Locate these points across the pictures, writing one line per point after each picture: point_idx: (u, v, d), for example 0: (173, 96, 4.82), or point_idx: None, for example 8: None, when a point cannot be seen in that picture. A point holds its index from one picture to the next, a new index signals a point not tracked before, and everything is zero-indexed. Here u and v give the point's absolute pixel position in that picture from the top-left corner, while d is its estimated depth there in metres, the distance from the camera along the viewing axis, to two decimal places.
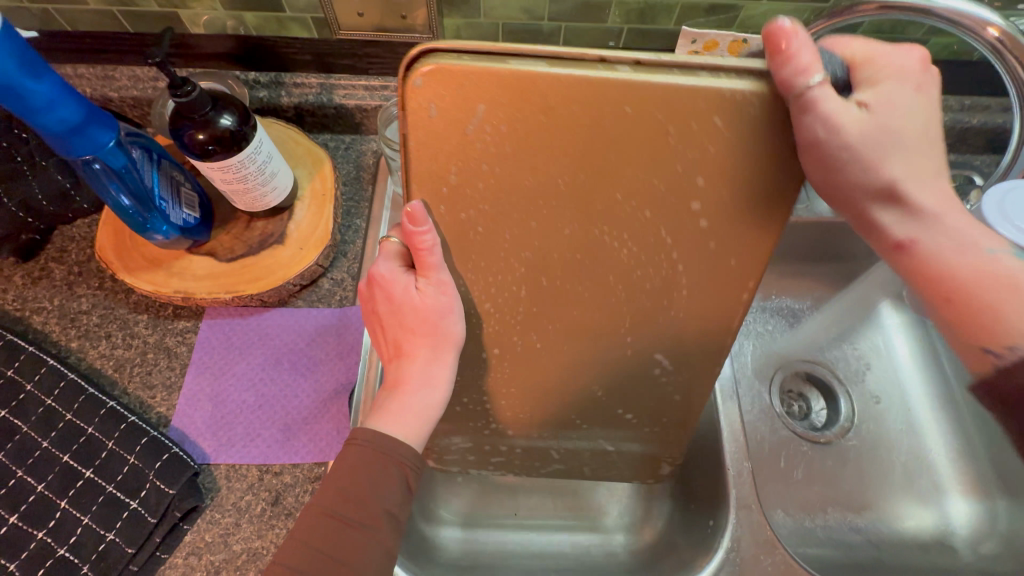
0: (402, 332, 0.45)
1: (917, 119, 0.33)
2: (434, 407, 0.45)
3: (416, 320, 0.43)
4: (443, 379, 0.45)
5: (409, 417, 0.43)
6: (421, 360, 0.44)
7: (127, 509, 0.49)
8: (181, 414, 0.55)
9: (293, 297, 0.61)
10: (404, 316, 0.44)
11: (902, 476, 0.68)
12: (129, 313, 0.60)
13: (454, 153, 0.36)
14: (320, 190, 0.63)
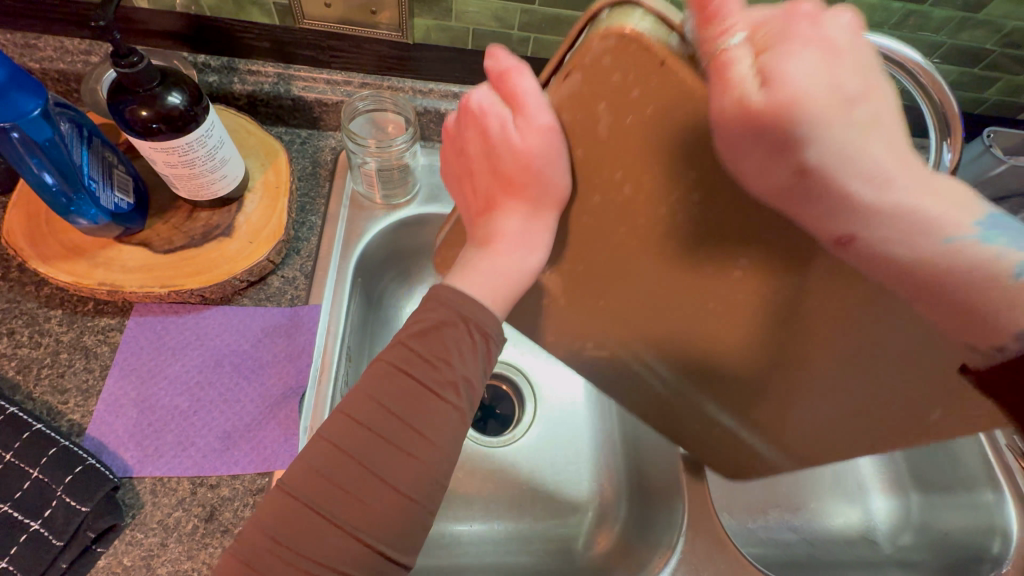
0: (500, 184, 0.38)
1: (824, 85, 0.24)
2: (524, 272, 0.40)
3: (516, 167, 0.36)
4: (540, 244, 0.39)
5: (489, 282, 0.39)
6: (508, 225, 0.39)
7: (26, 531, 0.42)
8: (98, 423, 0.49)
9: (238, 295, 0.57)
10: (500, 163, 0.37)
11: (834, 478, 0.73)
12: (40, 308, 0.53)
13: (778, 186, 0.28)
14: (273, 183, 0.59)
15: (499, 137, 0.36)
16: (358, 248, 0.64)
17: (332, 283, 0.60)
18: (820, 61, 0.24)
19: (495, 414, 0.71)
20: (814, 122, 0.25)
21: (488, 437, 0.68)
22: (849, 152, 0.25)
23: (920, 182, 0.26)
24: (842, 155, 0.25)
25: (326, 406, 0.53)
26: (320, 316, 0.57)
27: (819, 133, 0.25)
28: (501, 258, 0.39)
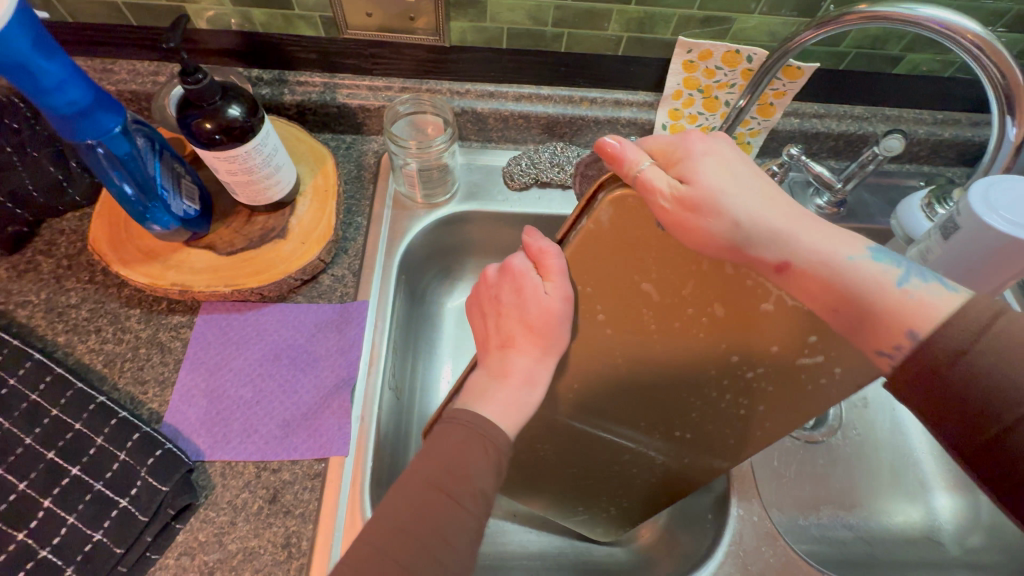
0: (516, 328, 0.45)
1: (758, 184, 0.35)
2: (528, 400, 0.44)
3: (537, 319, 0.43)
4: (539, 380, 0.44)
5: (506, 407, 0.43)
6: (517, 360, 0.44)
7: (116, 507, 0.47)
8: (173, 410, 0.53)
9: (292, 293, 0.61)
10: (523, 314, 0.44)
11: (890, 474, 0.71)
12: (121, 308, 0.58)
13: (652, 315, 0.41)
14: (322, 187, 0.63)
15: (531, 296, 0.44)
16: (402, 247, 0.66)
17: (378, 281, 0.63)
18: (734, 164, 0.36)
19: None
20: (769, 242, 0.35)
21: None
22: (838, 249, 0.34)
23: (829, 238, 0.35)
24: (719, 177, 0.35)
25: (375, 397, 0.56)
26: (367, 312, 0.60)
27: (750, 216, 0.35)
28: (510, 390, 0.43)
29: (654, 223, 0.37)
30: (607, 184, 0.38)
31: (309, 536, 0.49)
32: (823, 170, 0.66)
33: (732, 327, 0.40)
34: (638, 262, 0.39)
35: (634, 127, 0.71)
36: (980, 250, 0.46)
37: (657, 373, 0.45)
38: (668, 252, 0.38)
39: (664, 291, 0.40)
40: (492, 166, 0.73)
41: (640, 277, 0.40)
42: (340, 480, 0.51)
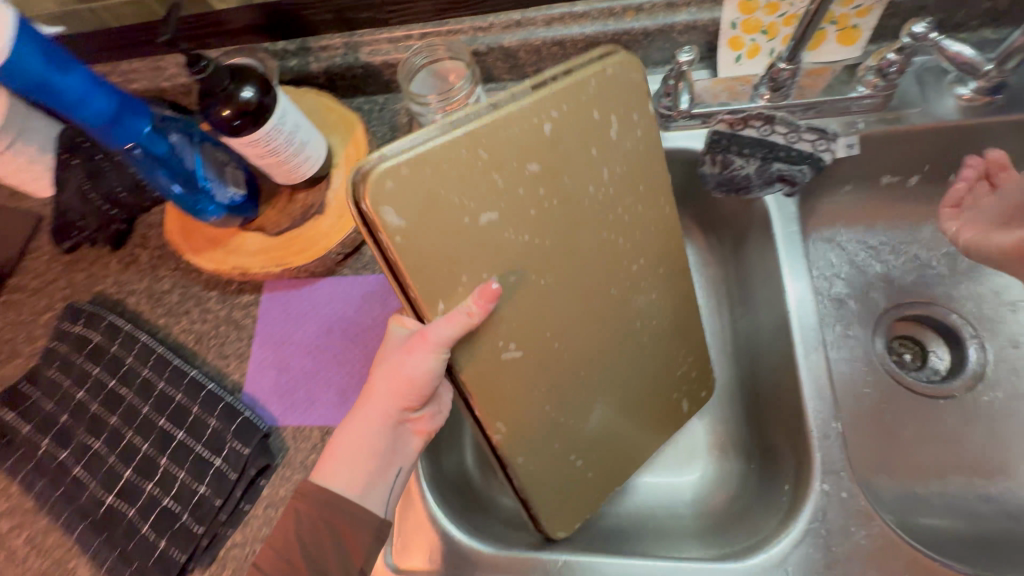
0: (382, 396, 0.49)
1: None
2: (367, 462, 0.49)
3: (399, 383, 0.48)
4: (355, 449, 0.49)
5: (342, 472, 0.49)
6: (367, 429, 0.50)
7: (213, 465, 0.54)
8: (250, 380, 0.59)
9: (339, 266, 0.62)
10: (387, 383, 0.48)
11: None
12: (202, 291, 0.65)
13: (538, 210, 0.44)
14: (354, 157, 0.62)
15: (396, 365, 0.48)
16: None
17: None
18: None
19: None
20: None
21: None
22: None
23: None
24: None
25: None
26: None
27: None
28: (336, 456, 0.49)
29: (431, 157, 0.40)
30: (370, 196, 0.39)
31: None
32: (964, 48, 0.49)
33: (553, 164, 0.44)
34: (448, 204, 0.41)
35: (696, 33, 0.59)
36: None
37: (597, 250, 0.48)
38: (487, 170, 0.42)
39: (492, 200, 0.43)
40: None
41: (473, 212, 0.42)
42: None
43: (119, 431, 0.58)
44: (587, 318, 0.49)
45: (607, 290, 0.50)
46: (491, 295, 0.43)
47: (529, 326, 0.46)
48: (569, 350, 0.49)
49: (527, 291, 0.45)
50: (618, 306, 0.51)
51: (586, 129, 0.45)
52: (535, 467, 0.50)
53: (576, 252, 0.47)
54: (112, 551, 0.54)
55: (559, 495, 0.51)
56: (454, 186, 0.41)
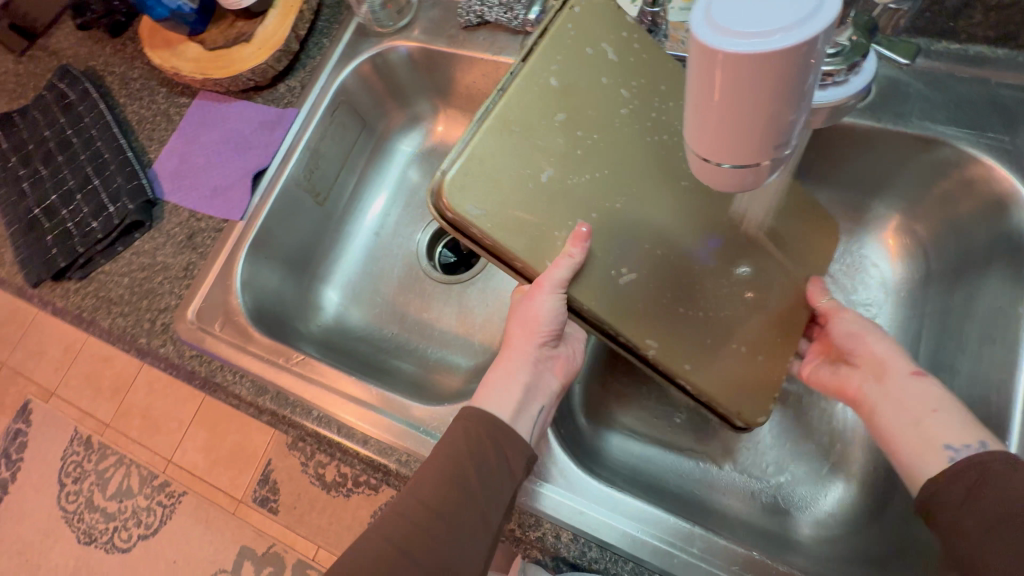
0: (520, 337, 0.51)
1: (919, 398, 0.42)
2: (510, 395, 0.48)
3: (528, 318, 0.48)
4: (507, 386, 0.49)
5: (493, 401, 0.48)
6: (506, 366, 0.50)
7: (106, 209, 0.69)
8: (159, 161, 0.73)
9: (255, 95, 0.73)
10: (520, 318, 0.50)
11: None
12: (157, 86, 0.78)
13: (576, 142, 0.47)
14: (290, 3, 0.71)
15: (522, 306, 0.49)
16: (344, 73, 0.71)
17: (314, 96, 0.71)
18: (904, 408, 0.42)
19: (467, 262, 0.78)
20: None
21: (445, 276, 0.76)
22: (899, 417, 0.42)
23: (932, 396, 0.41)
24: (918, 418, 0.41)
25: (278, 186, 0.68)
26: (296, 119, 0.70)
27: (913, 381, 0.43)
28: (496, 389, 0.49)
29: (480, 152, 0.46)
30: (453, 204, 0.45)
31: (200, 267, 0.65)
32: None
33: (550, 97, 0.48)
34: (521, 165, 0.46)
35: None
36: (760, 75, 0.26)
37: (632, 143, 0.48)
38: (585, 128, 0.48)
39: (544, 137, 0.47)
40: (454, 2, 0.70)
41: (533, 170, 0.46)
42: (231, 235, 0.66)
43: (60, 168, 0.74)
44: (638, 201, 0.47)
45: (653, 165, 0.48)
46: (583, 235, 0.45)
47: (614, 236, 0.46)
48: (633, 230, 0.47)
49: (579, 217, 0.46)
50: (659, 178, 0.48)
51: (569, 59, 0.49)
52: (668, 335, 0.47)
53: (619, 150, 0.48)
54: (28, 247, 0.70)
55: (755, 391, 0.48)
56: (528, 139, 0.47)
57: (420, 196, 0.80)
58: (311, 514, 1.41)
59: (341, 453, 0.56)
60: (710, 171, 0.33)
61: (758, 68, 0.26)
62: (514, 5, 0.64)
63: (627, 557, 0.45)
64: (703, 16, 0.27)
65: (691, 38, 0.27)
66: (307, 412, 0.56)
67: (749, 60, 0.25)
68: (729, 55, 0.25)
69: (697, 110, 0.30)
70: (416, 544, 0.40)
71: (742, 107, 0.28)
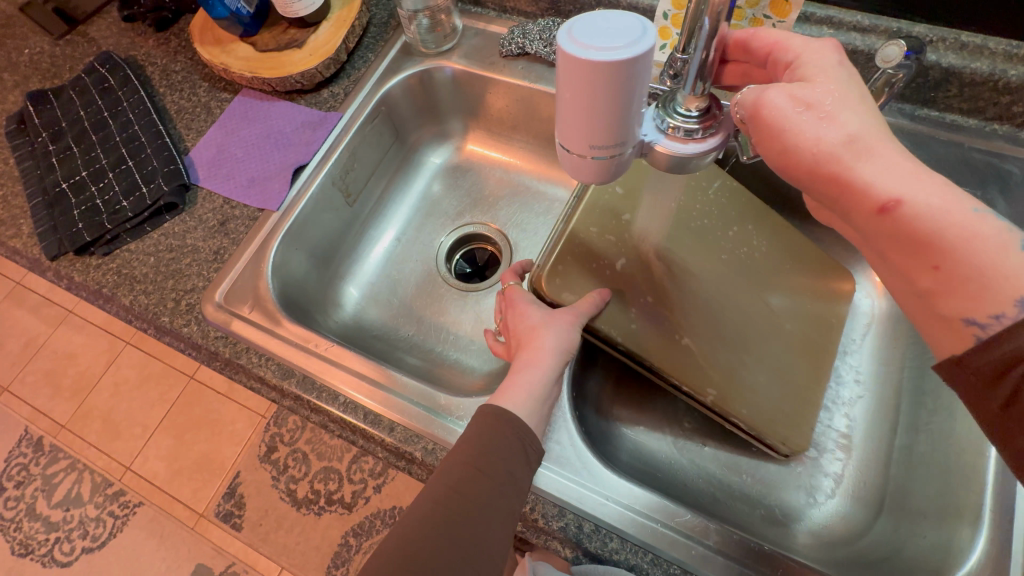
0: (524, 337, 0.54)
1: None
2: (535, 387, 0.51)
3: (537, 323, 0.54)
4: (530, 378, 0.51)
5: (517, 389, 0.50)
6: (523, 358, 0.52)
7: (139, 190, 0.70)
8: (196, 150, 0.75)
9: (298, 97, 0.77)
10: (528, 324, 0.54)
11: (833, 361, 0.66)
12: (199, 80, 0.81)
13: (642, 230, 0.57)
14: (344, 18, 0.76)
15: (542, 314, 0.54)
16: (388, 86, 0.76)
17: (357, 102, 0.75)
18: None
19: (484, 273, 0.82)
20: (860, 160, 0.34)
21: (464, 283, 0.79)
22: None
23: None
24: None
25: (315, 181, 0.71)
26: (338, 121, 0.74)
27: None
28: (517, 377, 0.51)
29: (563, 252, 0.57)
30: (549, 292, 0.55)
31: (231, 252, 0.67)
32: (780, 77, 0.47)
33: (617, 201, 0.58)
34: (597, 256, 0.56)
35: (636, 14, 0.68)
36: (621, 83, 0.32)
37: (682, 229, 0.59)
38: (643, 213, 0.58)
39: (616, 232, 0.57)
40: (496, 34, 0.77)
41: (610, 260, 0.56)
42: (266, 225, 0.68)
43: (93, 147, 0.75)
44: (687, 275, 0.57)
45: (695, 245, 0.58)
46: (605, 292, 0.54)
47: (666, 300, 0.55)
48: (686, 300, 0.56)
49: (643, 291, 0.55)
50: (705, 258, 0.58)
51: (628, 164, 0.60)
52: (729, 387, 0.54)
53: (678, 236, 0.58)
54: (51, 220, 0.70)
55: (788, 422, 0.56)
56: (600, 235, 0.57)
57: (443, 207, 0.85)
58: (277, 532, 1.33)
59: (363, 441, 0.57)
60: (577, 161, 0.40)
61: (611, 76, 0.32)
62: (553, 41, 0.71)
63: (627, 538, 0.48)
64: (569, 37, 0.32)
65: (560, 54, 0.33)
66: (333, 398, 0.57)
67: (604, 67, 0.31)
68: (597, 66, 0.31)
69: (566, 114, 0.36)
70: (451, 522, 0.42)
71: (605, 111, 0.34)
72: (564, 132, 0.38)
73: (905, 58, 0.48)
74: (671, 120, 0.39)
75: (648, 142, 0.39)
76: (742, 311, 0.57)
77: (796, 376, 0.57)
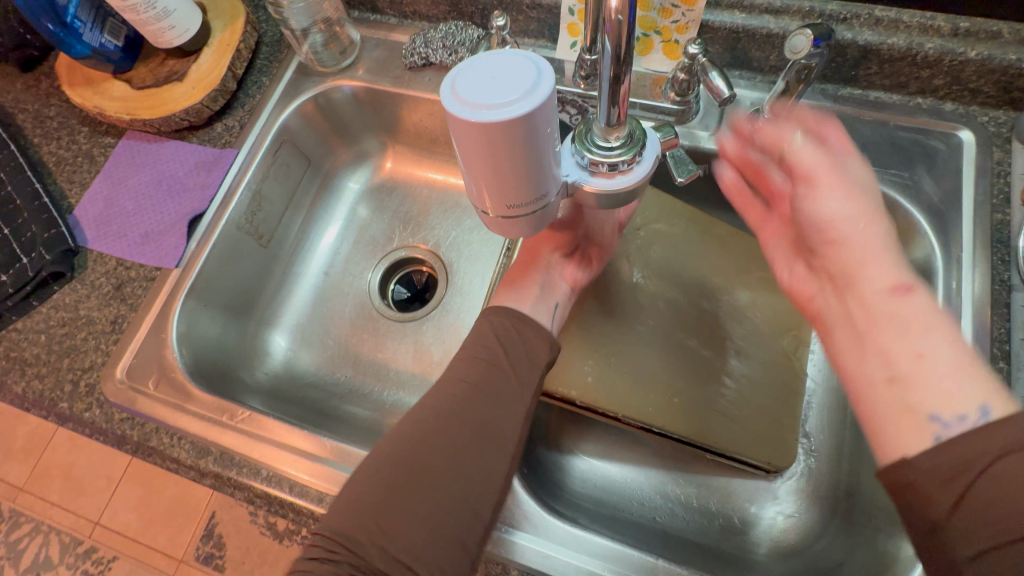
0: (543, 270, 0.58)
1: None
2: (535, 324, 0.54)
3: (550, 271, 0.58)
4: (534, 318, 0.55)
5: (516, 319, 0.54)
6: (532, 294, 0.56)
7: (18, 261, 0.63)
8: (81, 206, 0.68)
9: (190, 135, 0.70)
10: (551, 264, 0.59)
11: None
12: (78, 125, 0.73)
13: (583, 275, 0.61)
14: (227, 41, 0.69)
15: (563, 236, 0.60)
16: (286, 114, 0.69)
17: (255, 135, 0.68)
18: None
19: (422, 298, 0.77)
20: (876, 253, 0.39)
21: (400, 313, 0.75)
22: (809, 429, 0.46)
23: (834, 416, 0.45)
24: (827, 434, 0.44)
25: (218, 230, 0.65)
26: (235, 159, 0.67)
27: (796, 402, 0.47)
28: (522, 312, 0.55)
29: None
30: None
31: (130, 320, 0.61)
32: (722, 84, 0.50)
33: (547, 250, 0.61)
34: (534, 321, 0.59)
35: (542, 11, 0.63)
36: (530, 141, 0.30)
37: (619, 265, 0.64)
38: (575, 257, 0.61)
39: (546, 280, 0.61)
40: (399, 43, 0.71)
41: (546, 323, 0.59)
42: (166, 285, 0.62)
43: None
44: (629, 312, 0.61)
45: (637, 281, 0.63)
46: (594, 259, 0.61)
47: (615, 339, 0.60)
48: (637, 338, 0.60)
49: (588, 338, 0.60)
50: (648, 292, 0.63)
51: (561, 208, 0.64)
52: (686, 417, 0.57)
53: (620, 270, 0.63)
54: None
55: (756, 437, 0.56)
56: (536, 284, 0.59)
57: (371, 233, 0.79)
58: (262, 568, 1.29)
59: (294, 513, 0.53)
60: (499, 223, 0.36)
61: (509, 134, 0.29)
62: (458, 48, 0.65)
63: None
64: (451, 90, 0.28)
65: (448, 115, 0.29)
66: (256, 471, 0.53)
67: (503, 126, 0.28)
68: (495, 122, 0.28)
69: (471, 173, 0.32)
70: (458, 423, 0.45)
71: (514, 172, 0.31)
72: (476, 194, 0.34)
73: (816, 47, 0.45)
74: (591, 155, 0.35)
75: (572, 182, 0.36)
76: (689, 335, 0.61)
77: (753, 387, 0.59)
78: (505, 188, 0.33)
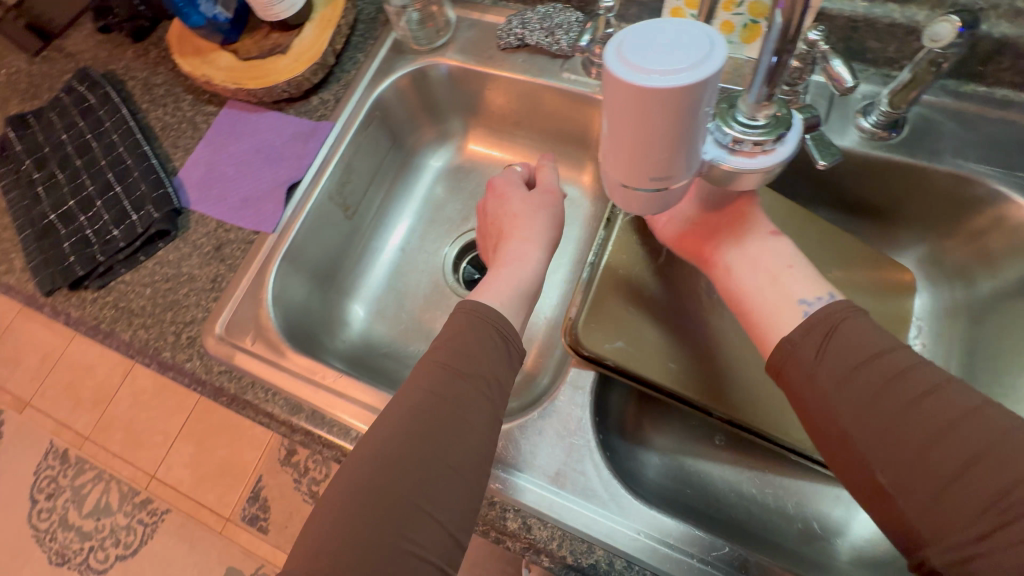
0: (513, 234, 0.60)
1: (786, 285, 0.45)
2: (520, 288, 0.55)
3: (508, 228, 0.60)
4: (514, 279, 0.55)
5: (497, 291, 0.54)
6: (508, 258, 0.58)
7: (129, 218, 0.67)
8: (184, 170, 0.71)
9: (287, 107, 0.73)
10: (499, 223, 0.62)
11: None
12: (182, 93, 0.77)
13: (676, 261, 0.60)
14: (329, 18, 0.71)
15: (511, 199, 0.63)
16: (380, 90, 0.71)
17: (349, 109, 0.70)
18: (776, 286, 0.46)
19: None
20: None
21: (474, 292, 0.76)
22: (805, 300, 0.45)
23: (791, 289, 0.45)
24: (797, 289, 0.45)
25: (312, 200, 0.67)
26: (330, 132, 0.69)
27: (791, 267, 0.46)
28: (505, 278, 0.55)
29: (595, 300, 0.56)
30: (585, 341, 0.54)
31: (229, 280, 0.64)
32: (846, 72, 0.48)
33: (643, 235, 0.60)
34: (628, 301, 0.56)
35: None
36: (685, 113, 0.29)
37: None
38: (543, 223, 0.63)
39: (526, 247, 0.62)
40: (493, 25, 0.72)
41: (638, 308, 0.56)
42: (262, 249, 0.64)
43: (78, 173, 0.71)
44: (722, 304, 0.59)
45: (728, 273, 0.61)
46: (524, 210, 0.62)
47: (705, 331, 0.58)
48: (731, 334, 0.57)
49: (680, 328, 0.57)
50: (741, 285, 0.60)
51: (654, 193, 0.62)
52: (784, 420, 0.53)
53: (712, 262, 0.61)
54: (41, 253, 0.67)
55: None
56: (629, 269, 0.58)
57: (447, 212, 0.80)
58: None
59: None
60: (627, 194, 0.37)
61: (668, 103, 0.28)
62: (555, 30, 0.66)
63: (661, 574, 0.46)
64: (616, 49, 0.29)
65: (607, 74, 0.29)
66: (345, 432, 0.54)
67: (663, 93, 0.28)
68: (655, 89, 0.27)
69: (611, 139, 0.33)
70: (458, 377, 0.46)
71: (659, 143, 0.31)
72: (612, 160, 0.35)
73: (959, 35, 0.43)
74: (732, 132, 0.34)
75: (710, 160, 0.35)
76: None
77: None
78: (646, 157, 0.33)
